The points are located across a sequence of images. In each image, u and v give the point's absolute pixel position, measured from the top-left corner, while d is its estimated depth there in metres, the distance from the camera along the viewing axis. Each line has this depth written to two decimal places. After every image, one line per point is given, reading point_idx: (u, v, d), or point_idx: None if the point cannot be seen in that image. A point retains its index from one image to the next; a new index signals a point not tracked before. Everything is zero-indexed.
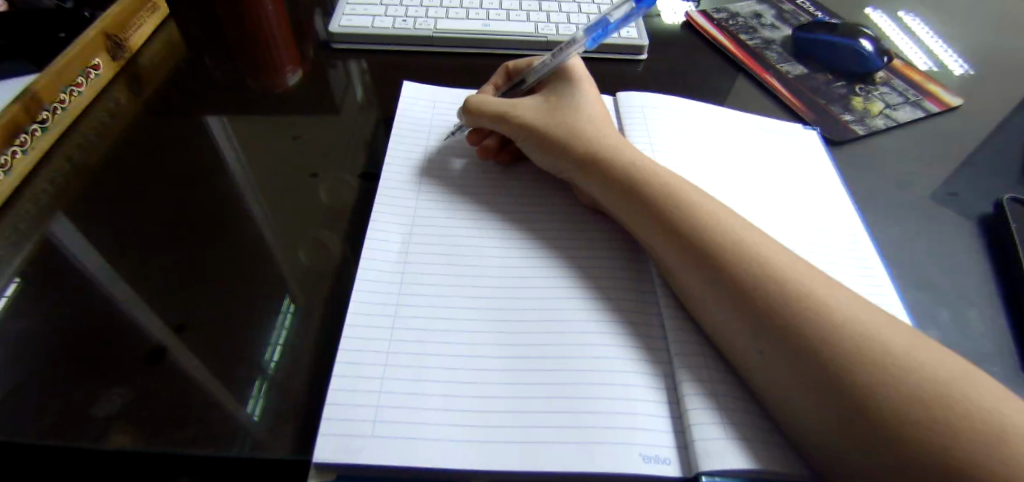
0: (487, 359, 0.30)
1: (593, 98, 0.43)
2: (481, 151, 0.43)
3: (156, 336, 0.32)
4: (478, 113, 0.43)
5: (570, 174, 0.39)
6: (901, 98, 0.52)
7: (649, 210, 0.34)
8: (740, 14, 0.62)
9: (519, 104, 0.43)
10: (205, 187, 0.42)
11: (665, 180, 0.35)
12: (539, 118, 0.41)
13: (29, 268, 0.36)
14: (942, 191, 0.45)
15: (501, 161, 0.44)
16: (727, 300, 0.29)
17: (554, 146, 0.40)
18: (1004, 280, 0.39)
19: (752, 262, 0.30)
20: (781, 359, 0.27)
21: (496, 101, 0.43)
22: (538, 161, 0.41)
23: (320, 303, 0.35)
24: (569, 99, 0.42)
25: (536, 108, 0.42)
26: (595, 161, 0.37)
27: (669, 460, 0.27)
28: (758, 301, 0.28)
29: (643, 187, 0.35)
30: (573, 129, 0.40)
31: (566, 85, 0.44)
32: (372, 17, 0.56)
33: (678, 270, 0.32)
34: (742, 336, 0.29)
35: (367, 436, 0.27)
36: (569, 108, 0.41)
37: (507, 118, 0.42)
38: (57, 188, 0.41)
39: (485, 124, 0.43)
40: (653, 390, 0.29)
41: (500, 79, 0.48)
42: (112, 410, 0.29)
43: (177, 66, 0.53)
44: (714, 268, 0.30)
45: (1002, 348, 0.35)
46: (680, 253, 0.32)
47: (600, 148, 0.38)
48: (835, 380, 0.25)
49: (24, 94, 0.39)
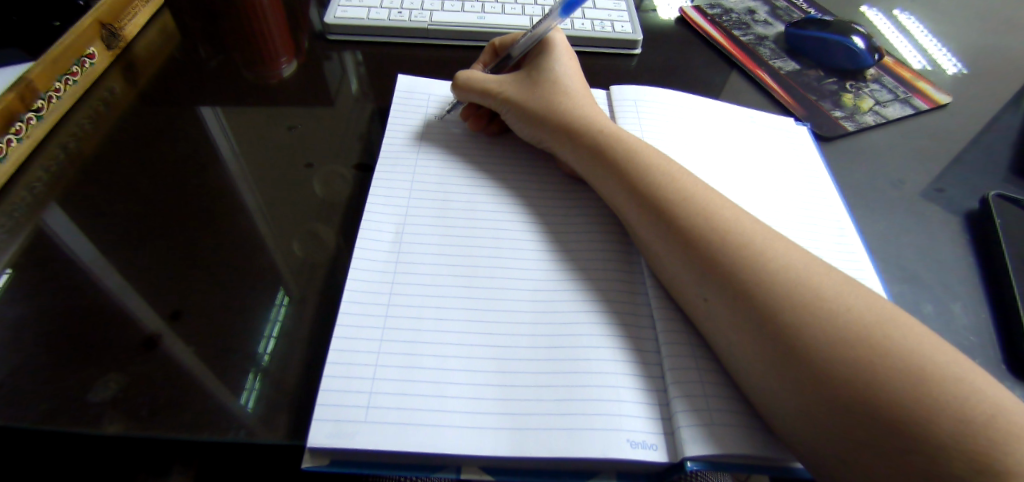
0: (479, 348, 0.31)
1: (571, 68, 0.44)
2: (472, 122, 0.45)
3: (150, 325, 0.33)
4: (465, 89, 0.45)
5: (549, 144, 0.41)
6: (890, 96, 0.53)
7: (634, 198, 0.34)
8: (734, 10, 0.63)
9: (503, 80, 0.44)
10: (200, 178, 0.42)
11: (636, 148, 0.36)
12: (521, 93, 0.43)
13: (24, 256, 0.36)
14: (930, 187, 0.46)
15: (493, 131, 0.45)
16: (713, 289, 0.30)
17: (535, 119, 0.41)
18: (989, 276, 0.39)
19: (742, 251, 0.30)
20: (764, 351, 0.27)
21: (482, 78, 0.44)
22: (522, 134, 0.43)
23: (313, 293, 0.35)
24: (549, 72, 0.43)
25: (518, 83, 0.44)
26: (574, 132, 0.39)
27: (656, 446, 0.28)
28: (744, 292, 0.29)
29: (619, 159, 0.36)
30: (552, 101, 0.41)
31: (546, 58, 0.45)
32: (367, 8, 0.56)
33: (665, 260, 0.32)
34: (729, 329, 0.29)
35: (360, 421, 0.27)
36: (549, 82, 0.43)
37: (492, 94, 0.43)
38: (51, 176, 0.41)
39: (472, 98, 0.45)
40: (640, 379, 0.30)
41: (488, 57, 0.50)
42: (107, 397, 0.30)
43: (172, 55, 0.53)
44: (698, 259, 0.30)
45: (984, 342, 0.36)
46: (664, 242, 0.32)
47: (577, 120, 0.39)
48: (816, 373, 0.25)
49: (19, 82, 0.40)
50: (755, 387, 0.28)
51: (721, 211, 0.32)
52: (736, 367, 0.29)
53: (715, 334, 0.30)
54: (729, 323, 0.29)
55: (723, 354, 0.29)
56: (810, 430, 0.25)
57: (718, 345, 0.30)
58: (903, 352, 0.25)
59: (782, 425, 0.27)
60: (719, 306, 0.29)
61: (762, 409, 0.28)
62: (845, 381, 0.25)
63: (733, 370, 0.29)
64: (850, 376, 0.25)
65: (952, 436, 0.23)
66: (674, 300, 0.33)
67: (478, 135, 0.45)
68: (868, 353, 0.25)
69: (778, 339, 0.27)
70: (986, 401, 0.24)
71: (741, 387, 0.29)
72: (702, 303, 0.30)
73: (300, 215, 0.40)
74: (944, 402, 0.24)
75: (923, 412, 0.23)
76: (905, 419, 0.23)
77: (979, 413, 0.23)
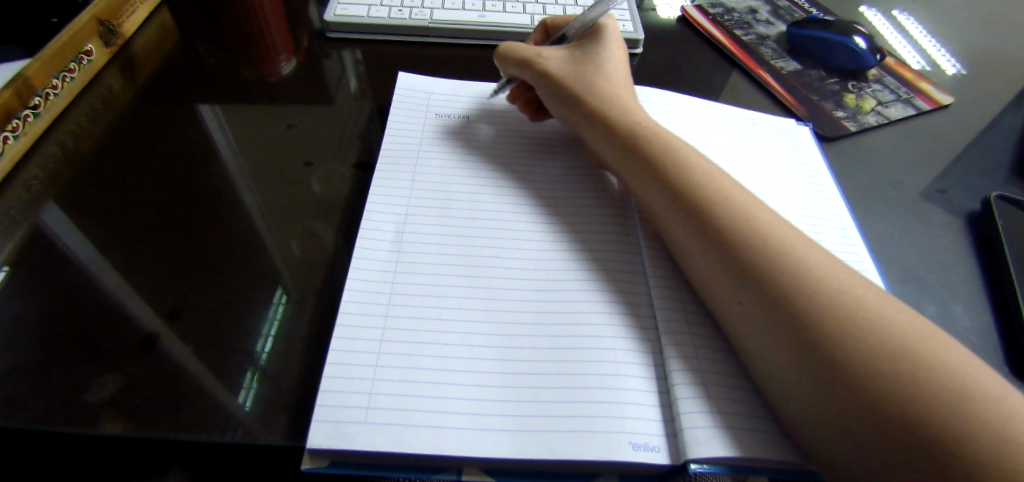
0: (481, 349, 0.30)
1: (617, 57, 0.44)
2: (523, 104, 0.46)
3: (149, 324, 0.32)
4: (506, 59, 0.46)
5: (581, 129, 0.41)
6: (892, 96, 0.53)
7: (666, 193, 0.34)
8: (736, 9, 0.62)
9: (546, 51, 0.45)
10: (198, 176, 0.41)
11: (675, 145, 0.36)
12: (563, 69, 0.43)
13: (20, 255, 0.35)
14: (932, 189, 0.46)
15: (540, 116, 0.46)
16: (737, 279, 0.30)
17: (570, 99, 0.41)
18: (992, 278, 0.39)
19: (758, 246, 0.30)
20: (782, 341, 0.28)
21: (525, 48, 0.46)
22: (556, 113, 0.43)
23: (313, 294, 0.35)
24: (595, 55, 0.43)
25: (561, 58, 0.44)
26: (607, 119, 0.39)
27: (659, 448, 0.28)
28: (768, 284, 0.29)
29: (650, 153, 0.36)
30: (591, 85, 0.41)
31: (595, 40, 0.45)
32: (368, 6, 0.55)
33: (692, 254, 0.32)
34: (751, 321, 0.29)
35: (360, 422, 0.27)
36: (593, 65, 0.43)
37: (534, 65, 0.44)
38: (48, 174, 0.41)
39: (513, 73, 0.46)
40: (645, 380, 0.30)
41: (540, 36, 0.50)
42: (103, 397, 0.29)
43: (170, 51, 0.53)
44: (731, 255, 0.30)
45: (987, 345, 0.36)
46: (696, 237, 0.32)
47: (612, 108, 0.39)
48: (829, 364, 0.26)
49: (15, 79, 0.39)
50: (775, 381, 0.28)
51: (733, 221, 0.32)
52: (755, 361, 0.29)
53: (740, 332, 0.30)
54: (756, 322, 0.29)
55: (746, 352, 0.30)
56: (826, 425, 0.26)
57: (738, 337, 0.30)
58: (911, 368, 0.25)
59: (796, 419, 0.27)
60: (745, 302, 0.29)
61: (779, 406, 0.28)
62: (856, 376, 0.25)
63: (755, 370, 0.29)
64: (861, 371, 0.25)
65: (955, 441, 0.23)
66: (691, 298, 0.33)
67: (499, 132, 0.45)
68: (881, 361, 0.25)
69: (797, 336, 0.27)
70: (987, 403, 0.24)
71: (758, 380, 0.29)
72: (729, 297, 0.30)
73: (300, 213, 0.39)
74: (947, 406, 0.24)
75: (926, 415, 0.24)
76: (907, 427, 0.24)
77: (980, 416, 0.24)
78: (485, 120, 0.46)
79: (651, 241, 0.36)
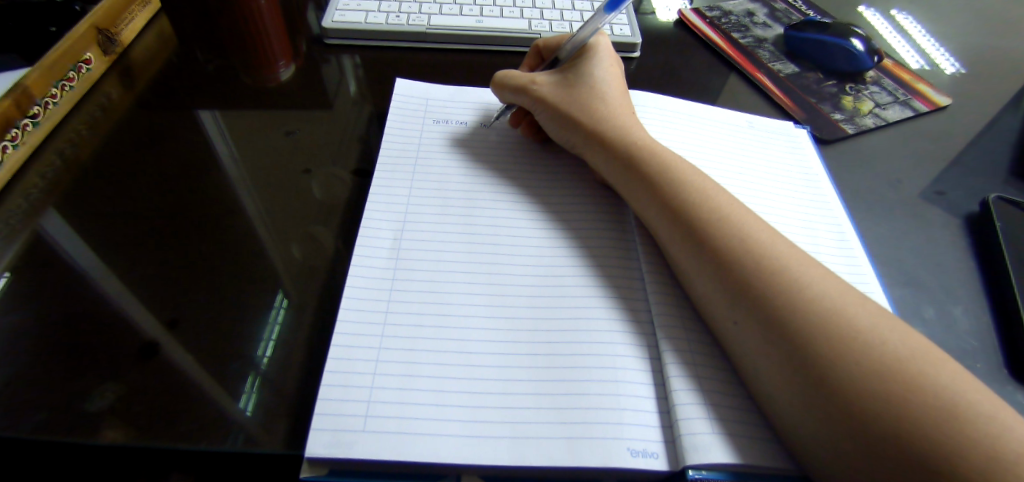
0: (478, 355, 0.30)
1: (609, 74, 0.44)
2: (527, 129, 0.45)
3: (149, 331, 0.32)
4: (501, 87, 0.45)
5: (582, 148, 0.41)
6: (890, 98, 0.53)
7: (667, 210, 0.34)
8: (733, 12, 0.62)
9: (539, 78, 0.45)
10: (198, 182, 0.42)
11: (674, 161, 0.36)
12: (557, 94, 0.43)
13: (20, 264, 0.35)
14: (930, 190, 0.46)
15: (544, 141, 0.45)
16: (735, 294, 0.30)
17: (569, 121, 0.41)
18: (991, 279, 0.39)
19: (755, 258, 0.30)
20: (779, 354, 0.28)
21: (518, 76, 0.45)
22: (554, 134, 0.43)
23: (312, 300, 0.35)
24: (586, 75, 0.43)
25: (553, 84, 0.44)
26: (608, 139, 0.39)
27: (657, 454, 0.28)
28: (766, 300, 0.29)
29: (653, 170, 0.36)
30: (587, 106, 0.41)
31: (586, 60, 0.44)
32: (366, 12, 0.55)
33: (691, 267, 0.32)
34: (751, 335, 0.29)
35: (358, 430, 0.27)
36: (587, 87, 0.43)
37: (527, 92, 0.44)
38: (48, 183, 0.41)
39: (507, 99, 0.46)
40: (643, 386, 0.30)
41: (532, 61, 0.50)
42: (104, 406, 0.29)
43: (169, 59, 0.53)
44: (729, 274, 0.30)
45: (987, 347, 0.36)
46: (695, 252, 0.32)
47: (609, 126, 0.40)
48: (828, 376, 0.26)
49: (15, 89, 0.39)
50: (773, 392, 0.28)
51: (726, 230, 0.32)
52: (754, 373, 0.29)
53: (738, 344, 0.30)
54: (755, 331, 0.29)
55: (742, 358, 0.30)
56: (823, 435, 0.26)
57: (736, 349, 0.30)
58: (903, 375, 0.25)
59: (793, 429, 0.27)
60: (744, 317, 0.29)
61: (776, 411, 0.28)
62: (852, 387, 0.25)
63: (750, 374, 0.29)
64: (856, 382, 0.25)
65: (950, 446, 0.23)
66: (693, 309, 0.33)
67: (497, 137, 0.45)
68: (877, 372, 0.25)
69: (794, 349, 0.27)
70: (979, 408, 0.24)
71: (755, 390, 0.29)
72: (729, 311, 0.30)
73: (300, 219, 0.39)
74: (943, 412, 0.24)
75: (924, 423, 0.24)
76: (904, 432, 0.24)
77: (974, 421, 0.24)
78: (483, 126, 0.46)
79: (649, 247, 0.36)
